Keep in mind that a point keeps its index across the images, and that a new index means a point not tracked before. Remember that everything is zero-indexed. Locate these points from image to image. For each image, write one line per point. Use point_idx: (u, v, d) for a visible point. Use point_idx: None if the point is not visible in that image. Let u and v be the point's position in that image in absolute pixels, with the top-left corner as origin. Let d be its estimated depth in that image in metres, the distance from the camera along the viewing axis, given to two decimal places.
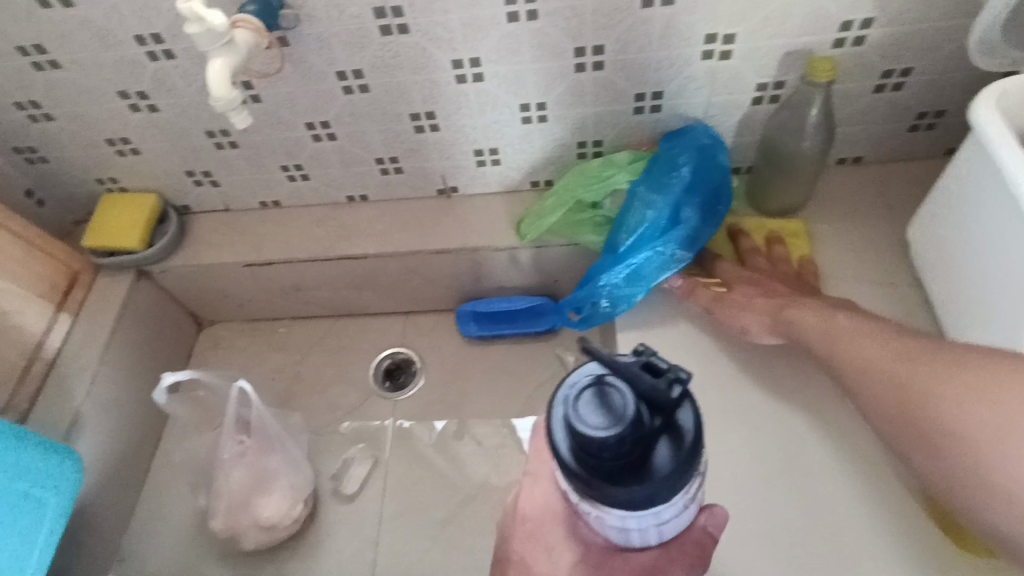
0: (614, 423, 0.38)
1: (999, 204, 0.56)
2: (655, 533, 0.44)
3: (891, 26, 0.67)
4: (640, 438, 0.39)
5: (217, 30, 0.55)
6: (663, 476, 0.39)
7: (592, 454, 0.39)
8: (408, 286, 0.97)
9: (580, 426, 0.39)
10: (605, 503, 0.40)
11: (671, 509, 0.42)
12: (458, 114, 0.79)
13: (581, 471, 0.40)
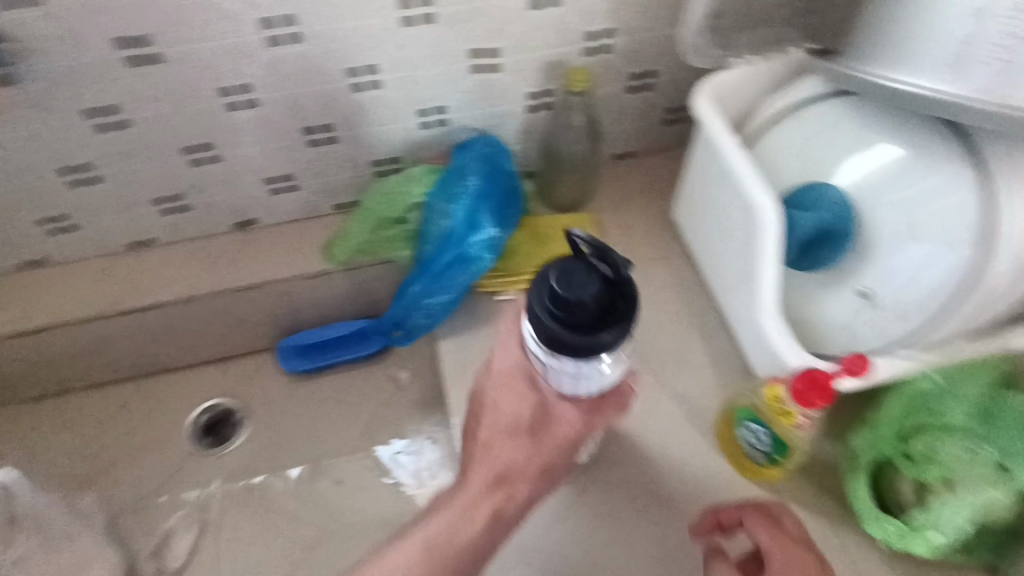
0: (585, 292, 0.42)
1: (723, 180, 0.66)
2: (597, 387, 0.49)
3: (629, 35, 0.76)
4: (606, 309, 0.43)
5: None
6: (614, 345, 0.44)
7: (573, 312, 0.43)
8: (217, 331, 0.90)
9: (558, 288, 0.43)
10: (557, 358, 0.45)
11: (607, 372, 0.48)
12: (238, 143, 0.76)
13: (544, 329, 0.44)
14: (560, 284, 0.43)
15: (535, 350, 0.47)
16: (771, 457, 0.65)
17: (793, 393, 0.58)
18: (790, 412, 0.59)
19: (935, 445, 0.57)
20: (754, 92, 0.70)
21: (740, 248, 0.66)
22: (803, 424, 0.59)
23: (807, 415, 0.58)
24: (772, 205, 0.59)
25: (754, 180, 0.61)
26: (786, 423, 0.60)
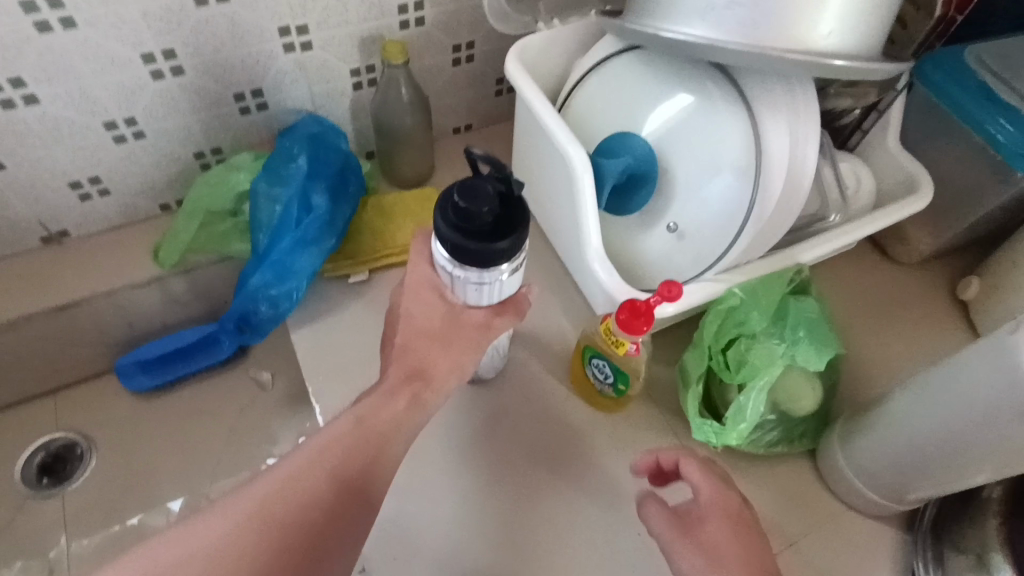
0: (484, 203, 0.49)
1: (539, 137, 0.69)
2: (497, 293, 0.56)
3: (441, 7, 0.77)
4: (502, 220, 0.50)
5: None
6: (510, 251, 0.51)
7: (470, 225, 0.50)
8: (39, 359, 0.81)
9: (460, 202, 0.49)
10: (461, 264, 0.52)
11: (507, 280, 0.55)
12: (26, 146, 0.68)
13: (450, 240, 0.51)
14: (460, 200, 0.49)
15: (444, 263, 0.54)
16: (617, 387, 0.70)
17: (620, 324, 0.62)
18: (621, 341, 0.64)
19: (744, 353, 0.65)
20: (564, 55, 0.75)
21: (563, 201, 0.70)
22: (633, 350, 0.64)
23: (636, 342, 0.63)
24: (581, 154, 0.63)
25: (562, 131, 0.64)
26: (620, 351, 0.65)
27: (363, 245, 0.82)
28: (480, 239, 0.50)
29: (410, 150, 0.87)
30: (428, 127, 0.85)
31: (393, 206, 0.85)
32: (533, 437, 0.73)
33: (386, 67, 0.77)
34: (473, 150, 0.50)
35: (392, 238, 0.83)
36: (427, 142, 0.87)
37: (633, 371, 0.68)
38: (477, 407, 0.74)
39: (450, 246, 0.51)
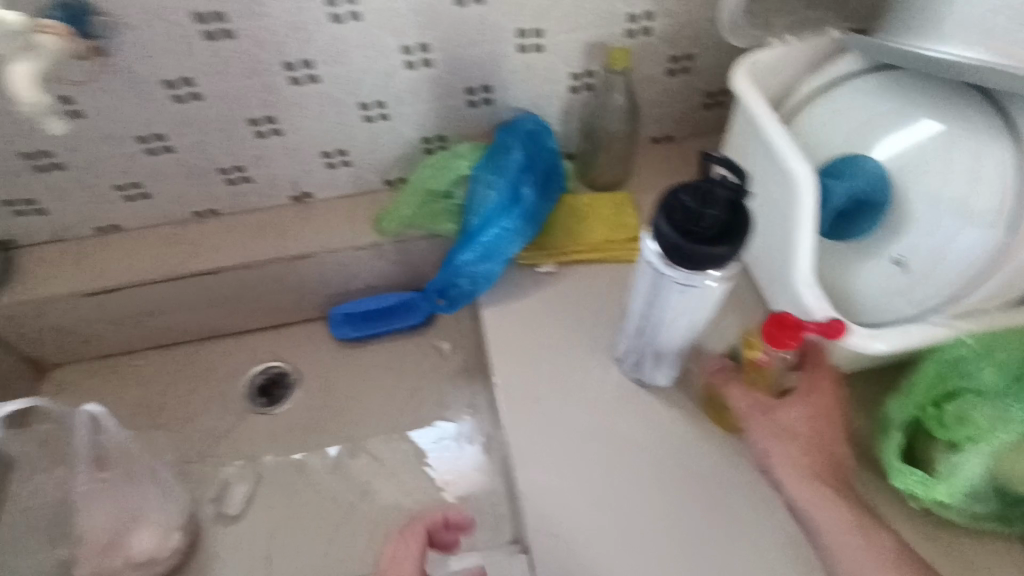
0: (712, 207, 0.49)
1: (758, 151, 0.69)
2: (701, 299, 0.57)
3: (669, 18, 0.79)
4: (727, 225, 0.50)
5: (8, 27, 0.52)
6: (730, 256, 0.51)
7: (694, 228, 0.51)
8: (273, 298, 0.96)
9: (688, 202, 0.50)
10: (674, 263, 0.54)
11: (713, 289, 0.56)
12: (299, 117, 0.81)
13: (669, 237, 0.52)
14: (689, 202, 0.50)
15: (650, 258, 0.56)
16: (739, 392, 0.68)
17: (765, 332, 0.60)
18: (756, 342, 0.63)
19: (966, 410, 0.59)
20: (793, 69, 0.72)
21: (775, 218, 0.67)
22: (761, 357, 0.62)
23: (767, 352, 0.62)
24: (806, 171, 0.61)
25: (788, 146, 0.63)
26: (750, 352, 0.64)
27: (557, 240, 0.87)
28: (700, 242, 0.51)
29: (612, 155, 0.89)
30: (633, 135, 0.87)
31: (589, 207, 0.89)
32: (702, 452, 0.72)
33: (607, 72, 0.80)
34: (713, 154, 0.50)
35: (584, 237, 0.86)
36: (629, 149, 0.89)
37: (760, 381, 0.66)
38: (647, 412, 0.75)
39: (668, 245, 0.52)
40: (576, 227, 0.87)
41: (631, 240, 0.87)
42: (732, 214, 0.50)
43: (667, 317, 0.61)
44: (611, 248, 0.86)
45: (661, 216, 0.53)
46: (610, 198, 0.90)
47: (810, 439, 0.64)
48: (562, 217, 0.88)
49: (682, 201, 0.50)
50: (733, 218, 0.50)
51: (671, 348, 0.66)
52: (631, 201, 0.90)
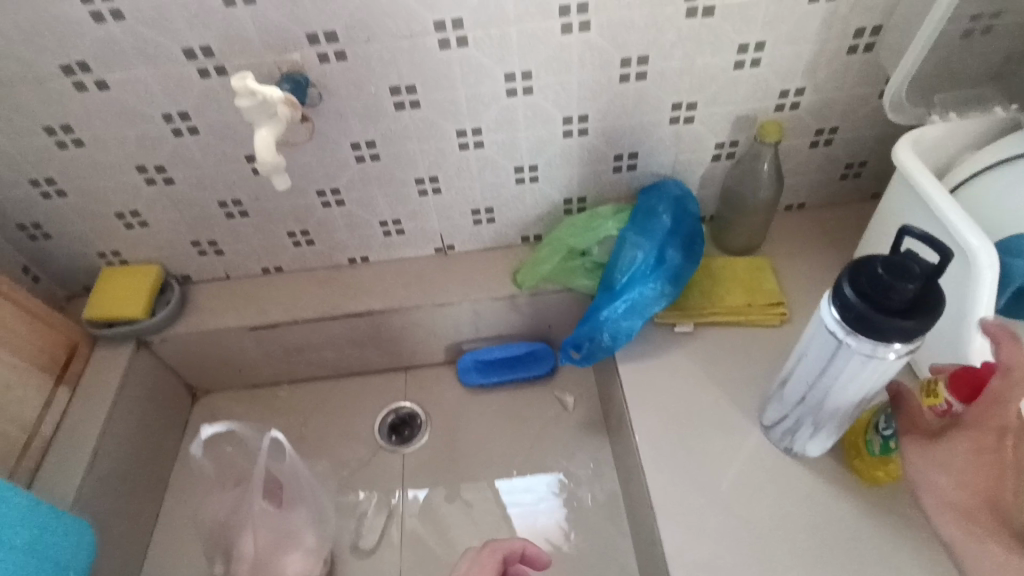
0: (910, 281, 0.50)
1: (924, 225, 0.68)
2: (878, 372, 0.57)
3: (820, 94, 0.81)
4: (919, 299, 0.51)
5: (267, 100, 0.61)
6: (919, 331, 0.51)
7: (886, 299, 0.51)
8: (409, 342, 1.01)
9: (882, 274, 0.51)
10: (856, 332, 0.54)
11: (893, 363, 0.55)
12: (459, 177, 0.88)
13: (852, 305, 0.52)
14: (885, 273, 0.50)
15: (832, 326, 0.56)
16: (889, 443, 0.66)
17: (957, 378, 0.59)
18: (937, 393, 0.60)
19: None
20: (954, 146, 0.73)
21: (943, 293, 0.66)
22: (941, 409, 0.60)
23: (950, 404, 0.59)
24: (988, 249, 0.60)
25: (964, 222, 0.62)
26: (928, 401, 0.61)
27: (694, 301, 0.88)
28: (890, 314, 0.51)
29: (750, 222, 0.91)
30: (775, 204, 0.89)
31: (724, 271, 0.90)
32: (860, 531, 0.69)
33: (754, 143, 0.83)
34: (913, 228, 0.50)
35: (722, 299, 0.87)
36: (768, 216, 0.90)
37: None
38: (797, 483, 0.72)
39: (854, 313, 0.53)
40: (713, 290, 0.89)
41: (772, 305, 0.86)
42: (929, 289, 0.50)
43: (837, 387, 0.60)
44: (749, 311, 0.86)
45: (848, 284, 0.53)
46: (746, 263, 0.91)
47: (973, 468, 0.56)
48: (698, 280, 0.90)
49: (877, 272, 0.51)
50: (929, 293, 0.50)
51: (832, 420, 0.65)
52: (768, 267, 0.90)
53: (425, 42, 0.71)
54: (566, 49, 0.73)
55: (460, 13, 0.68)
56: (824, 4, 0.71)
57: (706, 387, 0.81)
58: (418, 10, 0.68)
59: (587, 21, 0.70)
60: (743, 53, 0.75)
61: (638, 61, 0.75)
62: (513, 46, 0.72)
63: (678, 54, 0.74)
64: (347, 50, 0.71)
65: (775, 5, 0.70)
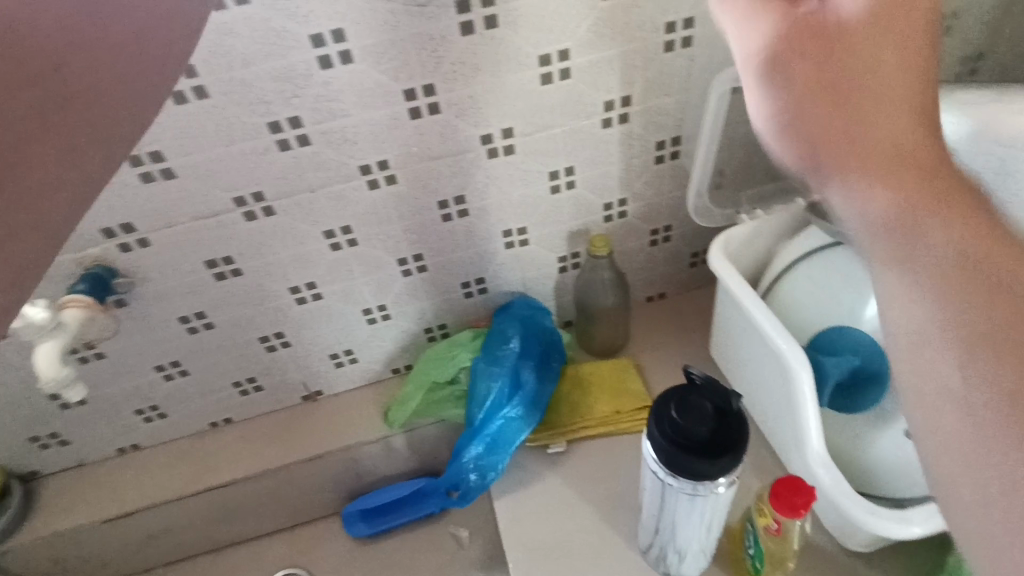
0: (703, 421, 0.50)
1: (745, 326, 0.70)
2: (712, 504, 0.56)
3: (643, 201, 0.84)
4: (720, 435, 0.50)
5: (39, 322, 0.62)
6: (729, 467, 0.50)
7: (688, 443, 0.50)
8: (289, 500, 0.95)
9: (676, 417, 0.50)
10: (677, 475, 0.52)
11: (722, 493, 0.54)
12: (305, 329, 0.85)
13: (662, 450, 0.52)
14: (680, 418, 0.50)
15: (655, 468, 0.55)
16: (754, 563, 0.65)
17: (773, 496, 0.58)
18: (765, 512, 0.60)
19: None
20: (768, 239, 0.75)
21: (777, 395, 0.67)
22: (774, 528, 0.60)
23: (778, 520, 0.59)
24: (796, 351, 0.61)
25: (772, 326, 0.63)
26: (761, 522, 0.61)
27: (564, 417, 0.85)
28: (699, 457, 0.50)
29: (609, 325, 0.90)
30: (627, 305, 0.89)
31: (592, 376, 0.89)
32: None
33: (590, 257, 0.83)
34: (691, 370, 0.52)
35: (591, 410, 0.85)
36: (625, 316, 0.90)
37: (778, 551, 0.63)
38: None
39: (666, 459, 0.52)
40: (583, 401, 0.87)
41: (639, 408, 0.85)
42: (725, 425, 0.50)
43: (680, 520, 0.59)
44: (619, 419, 0.85)
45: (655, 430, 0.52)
46: (612, 365, 0.90)
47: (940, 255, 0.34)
48: (566, 392, 0.88)
49: (672, 417, 0.51)
50: (727, 429, 0.50)
51: (693, 547, 0.63)
52: (632, 367, 0.90)
53: (231, 217, 0.69)
54: (379, 202, 0.73)
55: (259, 187, 0.67)
56: (618, 127, 0.74)
57: (582, 515, 0.78)
58: (214, 191, 0.66)
59: (392, 174, 0.70)
60: (556, 178, 0.77)
61: (456, 202, 0.76)
62: (322, 207, 0.71)
63: (493, 189, 0.76)
64: (149, 237, 0.69)
65: (571, 136, 0.73)
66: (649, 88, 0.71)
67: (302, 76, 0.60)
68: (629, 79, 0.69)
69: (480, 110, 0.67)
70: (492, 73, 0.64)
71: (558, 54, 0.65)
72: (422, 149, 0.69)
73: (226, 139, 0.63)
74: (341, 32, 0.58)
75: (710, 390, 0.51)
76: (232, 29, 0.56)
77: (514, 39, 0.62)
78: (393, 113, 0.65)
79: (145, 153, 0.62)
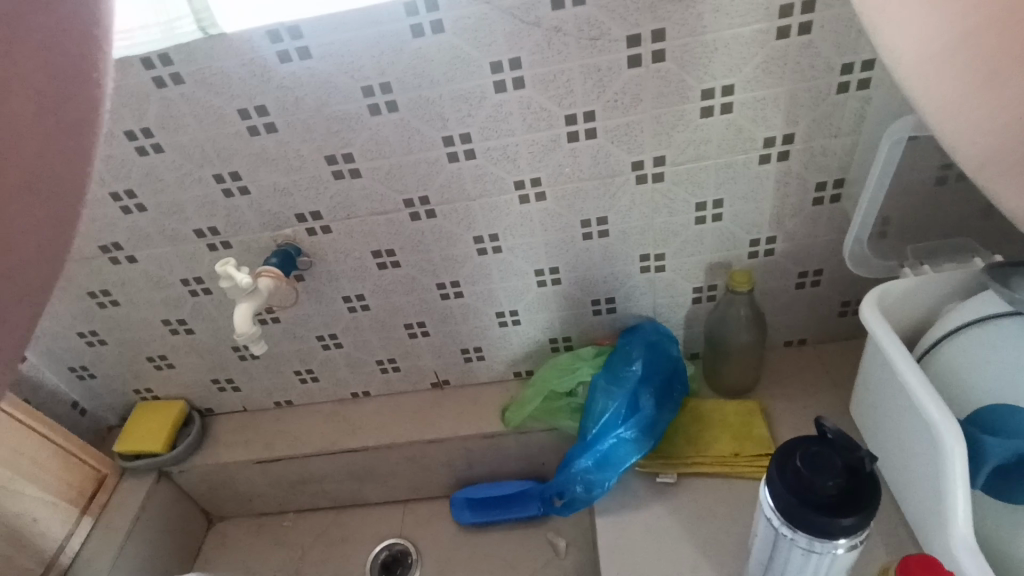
0: (831, 477, 0.48)
1: (893, 388, 0.65)
2: (827, 566, 0.53)
3: (792, 242, 0.80)
4: (848, 497, 0.48)
5: (243, 284, 0.74)
6: (851, 531, 0.48)
7: (812, 497, 0.49)
8: (407, 475, 1.04)
9: (801, 468, 0.49)
10: (795, 529, 0.51)
11: (841, 556, 0.52)
12: (444, 323, 0.92)
13: (782, 501, 0.50)
14: (806, 470, 0.49)
15: (769, 515, 0.53)
16: None
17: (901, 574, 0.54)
18: None
19: None
20: (934, 298, 0.69)
21: (923, 469, 0.62)
22: None
23: None
24: (951, 423, 0.56)
25: (926, 392, 0.59)
26: None
27: (678, 449, 0.85)
28: (823, 513, 0.48)
29: (739, 363, 0.88)
30: (761, 346, 0.86)
31: (712, 413, 0.88)
32: None
33: (727, 291, 0.82)
34: (824, 423, 0.50)
35: (708, 447, 0.84)
36: (757, 358, 0.87)
37: None
38: None
39: (785, 510, 0.50)
40: (700, 437, 0.85)
41: (760, 455, 0.82)
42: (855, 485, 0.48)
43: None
44: (736, 462, 0.82)
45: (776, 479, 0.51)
46: (736, 405, 0.88)
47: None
48: (683, 425, 0.87)
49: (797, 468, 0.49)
50: (858, 490, 0.48)
51: None
52: (757, 411, 0.86)
53: (398, 216, 0.78)
54: (527, 216, 0.78)
55: (425, 192, 0.75)
56: (776, 164, 0.72)
57: (684, 550, 0.76)
58: (388, 191, 0.75)
59: (542, 191, 0.75)
60: (702, 210, 0.77)
61: (599, 222, 0.78)
62: (477, 214, 0.78)
63: (637, 214, 0.78)
64: (331, 225, 0.79)
65: (723, 169, 0.73)
66: (816, 128, 0.69)
67: (478, 98, 0.66)
68: (794, 117, 0.68)
69: (635, 138, 0.70)
70: (652, 104, 0.67)
71: (722, 89, 0.65)
72: (574, 170, 0.73)
73: (406, 147, 0.71)
74: (517, 60, 0.64)
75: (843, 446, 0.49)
76: (426, 54, 0.63)
77: (679, 73, 0.64)
78: (553, 135, 0.70)
79: (340, 154, 0.72)
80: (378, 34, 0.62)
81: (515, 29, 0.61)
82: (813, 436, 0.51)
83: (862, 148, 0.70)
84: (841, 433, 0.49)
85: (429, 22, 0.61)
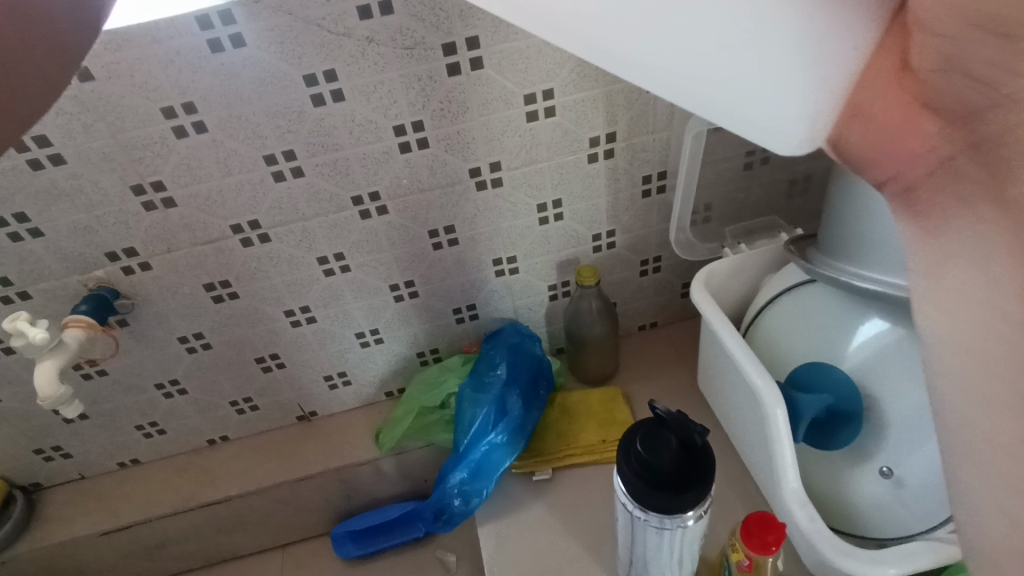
0: (666, 456, 0.50)
1: (725, 360, 0.70)
2: (680, 538, 0.56)
3: (632, 234, 0.85)
4: (683, 469, 0.51)
5: (38, 340, 0.66)
6: (693, 501, 0.51)
7: (652, 477, 0.51)
8: (281, 518, 0.97)
9: (640, 451, 0.51)
10: (646, 510, 0.53)
11: (691, 526, 0.55)
12: (300, 351, 0.87)
13: (628, 484, 0.52)
14: (644, 453, 0.51)
15: (623, 500, 0.55)
16: None
17: (742, 534, 0.58)
18: (736, 548, 0.61)
19: None
20: (753, 272, 0.75)
21: (754, 430, 0.68)
22: (746, 564, 0.60)
23: (749, 555, 0.59)
24: (770, 386, 0.62)
25: (748, 361, 0.64)
26: (733, 558, 0.62)
27: (550, 445, 0.86)
28: (664, 491, 0.51)
29: (598, 353, 0.91)
30: (616, 334, 0.90)
31: (580, 405, 0.90)
32: None
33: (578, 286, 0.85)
34: (656, 405, 0.52)
35: (578, 438, 0.86)
36: (614, 345, 0.91)
37: None
38: None
39: (633, 493, 0.52)
40: (570, 429, 0.88)
41: None
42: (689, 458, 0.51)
43: (649, 552, 0.59)
44: (605, 447, 0.85)
45: (623, 469, 0.53)
46: (600, 394, 0.91)
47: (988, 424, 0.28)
48: (553, 420, 0.89)
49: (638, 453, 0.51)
50: (692, 462, 0.51)
51: None
52: (620, 396, 0.90)
53: (228, 244, 0.72)
54: (371, 231, 0.75)
55: (254, 216, 0.70)
56: (604, 163, 0.76)
57: (564, 540, 0.78)
58: (210, 219, 0.70)
59: (383, 206, 0.73)
60: (544, 211, 0.79)
61: (446, 231, 0.78)
62: (317, 234, 0.74)
63: (483, 221, 0.78)
64: (150, 261, 0.72)
65: (558, 170, 0.75)
66: (634, 126, 0.73)
67: (296, 113, 0.63)
68: (614, 118, 0.72)
69: (467, 145, 0.70)
70: (479, 112, 0.67)
71: (543, 93, 0.67)
72: (412, 182, 0.72)
73: (225, 171, 0.66)
74: (332, 73, 0.61)
75: (676, 425, 0.52)
76: (230, 70, 0.59)
77: (500, 80, 0.65)
78: (384, 148, 0.68)
79: (148, 182, 0.66)
80: (171, 51, 0.57)
81: (325, 42, 0.59)
82: (651, 416, 0.54)
83: (676, 142, 0.76)
84: (673, 412, 0.51)
85: (227, 36, 0.57)
